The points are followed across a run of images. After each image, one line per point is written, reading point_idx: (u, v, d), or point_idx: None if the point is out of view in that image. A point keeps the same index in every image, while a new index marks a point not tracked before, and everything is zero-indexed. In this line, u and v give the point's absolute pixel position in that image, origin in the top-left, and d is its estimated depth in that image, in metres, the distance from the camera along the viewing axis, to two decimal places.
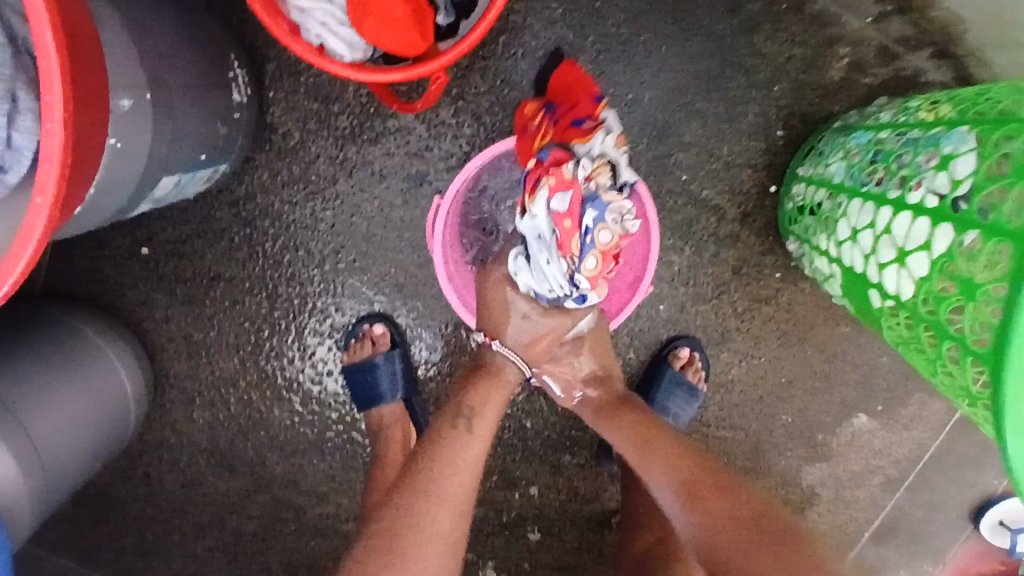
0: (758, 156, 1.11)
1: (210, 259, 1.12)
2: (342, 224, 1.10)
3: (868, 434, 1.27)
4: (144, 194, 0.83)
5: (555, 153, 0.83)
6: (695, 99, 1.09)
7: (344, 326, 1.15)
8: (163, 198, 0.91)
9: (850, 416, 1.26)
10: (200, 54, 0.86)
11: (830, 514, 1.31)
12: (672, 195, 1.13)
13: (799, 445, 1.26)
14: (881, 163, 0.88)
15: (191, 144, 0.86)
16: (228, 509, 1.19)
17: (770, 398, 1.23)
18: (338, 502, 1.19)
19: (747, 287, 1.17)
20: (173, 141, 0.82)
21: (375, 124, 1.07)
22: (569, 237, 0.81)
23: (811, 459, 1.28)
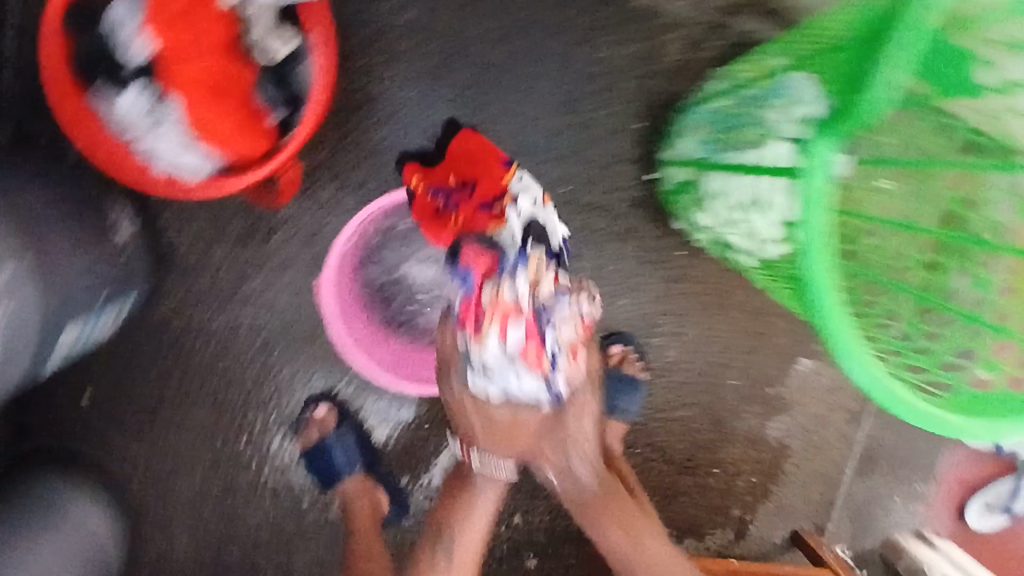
0: (627, 150, 1.17)
1: (149, 387, 1.16)
2: (263, 320, 1.15)
3: (816, 374, 1.31)
4: (51, 346, 0.88)
5: (481, 268, 0.84)
6: (553, 115, 1.15)
7: (292, 414, 1.19)
8: (73, 344, 0.97)
9: (794, 364, 1.30)
10: (72, 207, 0.91)
11: (807, 462, 1.34)
12: (560, 208, 1.18)
13: (755, 404, 1.30)
14: (727, 128, 0.95)
15: (86, 291, 0.91)
16: None
17: (713, 367, 1.27)
18: None
19: (656, 272, 1.22)
20: (66, 293, 0.86)
21: (264, 220, 1.12)
22: (538, 355, 0.87)
23: (771, 414, 1.31)
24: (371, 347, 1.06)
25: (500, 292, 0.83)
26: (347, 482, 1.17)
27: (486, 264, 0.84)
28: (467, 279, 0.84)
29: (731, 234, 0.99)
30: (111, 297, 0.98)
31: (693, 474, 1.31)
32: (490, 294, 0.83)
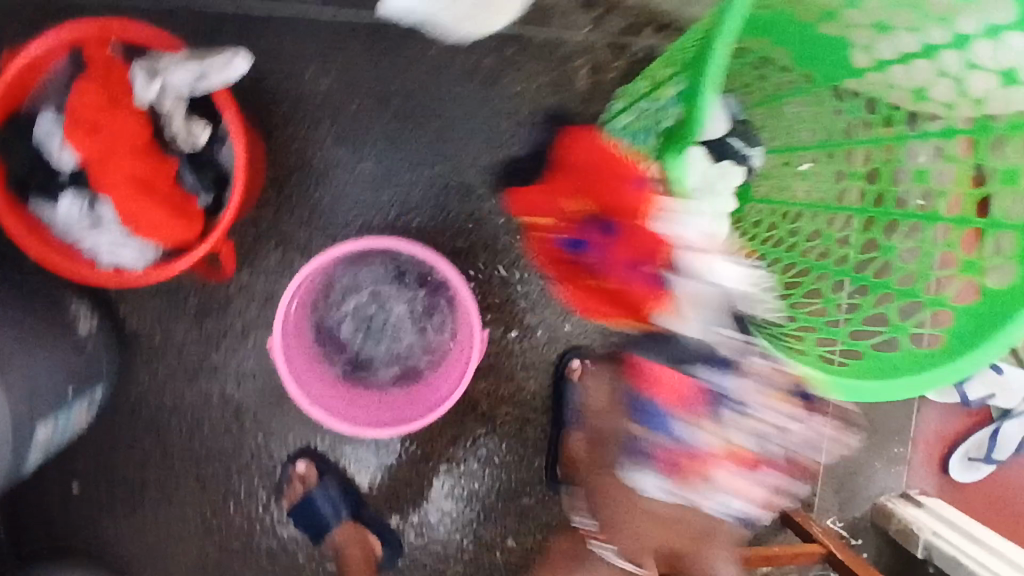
0: (554, 175, 1.22)
1: (133, 469, 1.20)
2: (233, 388, 1.19)
3: None
4: (28, 448, 0.92)
5: (665, 399, 1.08)
6: (479, 152, 1.20)
7: (275, 475, 1.23)
8: (51, 443, 1.00)
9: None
10: (30, 312, 0.96)
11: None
12: (500, 238, 1.23)
13: None
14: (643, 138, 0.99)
15: (54, 389, 0.95)
16: None
17: None
18: None
19: None
20: (34, 395, 0.90)
21: (219, 294, 1.17)
22: (715, 458, 1.08)
23: None
24: (334, 408, 1.00)
25: (686, 453, 1.08)
26: (336, 530, 1.22)
27: (671, 393, 1.09)
28: (670, 419, 1.07)
29: None
30: (81, 392, 1.02)
31: None
32: (704, 440, 1.07)
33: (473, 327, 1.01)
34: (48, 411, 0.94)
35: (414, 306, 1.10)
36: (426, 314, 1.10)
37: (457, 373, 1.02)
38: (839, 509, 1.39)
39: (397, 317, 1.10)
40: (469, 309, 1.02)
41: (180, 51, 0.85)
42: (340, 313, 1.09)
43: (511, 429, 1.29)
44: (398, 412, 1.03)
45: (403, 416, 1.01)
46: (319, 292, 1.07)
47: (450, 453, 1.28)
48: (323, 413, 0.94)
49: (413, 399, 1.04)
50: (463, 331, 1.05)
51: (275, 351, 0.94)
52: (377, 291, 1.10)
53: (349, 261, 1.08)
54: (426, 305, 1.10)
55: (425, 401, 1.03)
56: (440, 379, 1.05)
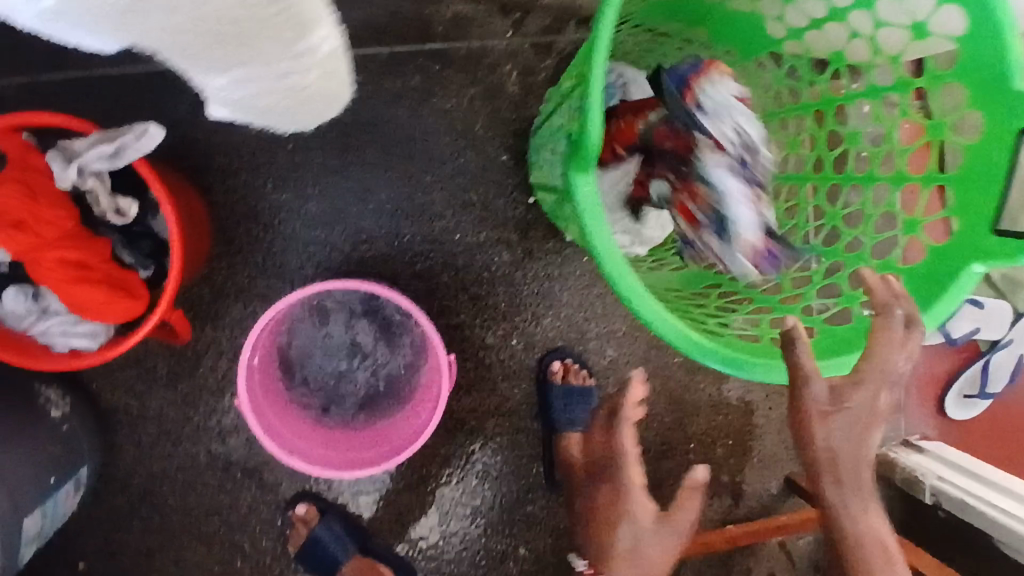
0: (501, 183, 1.22)
1: (132, 542, 1.20)
2: (218, 444, 1.20)
3: None
4: (18, 539, 0.93)
5: None
6: (424, 172, 1.21)
7: (275, 523, 1.23)
8: (43, 531, 1.01)
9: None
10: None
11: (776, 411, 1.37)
12: (458, 254, 1.23)
13: (708, 372, 1.33)
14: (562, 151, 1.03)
15: (33, 479, 0.95)
16: None
17: (656, 351, 1.30)
18: None
19: (568, 283, 1.26)
20: (13, 490, 0.91)
21: (189, 355, 1.17)
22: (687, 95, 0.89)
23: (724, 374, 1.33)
24: (313, 457, 0.99)
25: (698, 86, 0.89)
26: (347, 565, 1.21)
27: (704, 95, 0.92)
28: None
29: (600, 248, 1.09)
30: (62, 476, 1.02)
31: (672, 456, 1.33)
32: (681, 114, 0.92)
33: (437, 355, 1.02)
34: (31, 500, 0.95)
35: (379, 343, 1.12)
36: (392, 351, 1.12)
37: (429, 400, 1.02)
38: None
39: (365, 360, 1.12)
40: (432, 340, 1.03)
41: (93, 132, 0.87)
42: (309, 363, 1.11)
43: (503, 439, 1.29)
44: (380, 450, 1.03)
45: (385, 453, 1.02)
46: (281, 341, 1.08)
47: (445, 470, 1.28)
48: (302, 463, 0.93)
49: (392, 434, 1.05)
50: (430, 362, 1.06)
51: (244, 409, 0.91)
52: (340, 335, 1.11)
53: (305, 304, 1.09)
54: (392, 343, 1.12)
55: (403, 433, 1.03)
56: (416, 409, 1.06)
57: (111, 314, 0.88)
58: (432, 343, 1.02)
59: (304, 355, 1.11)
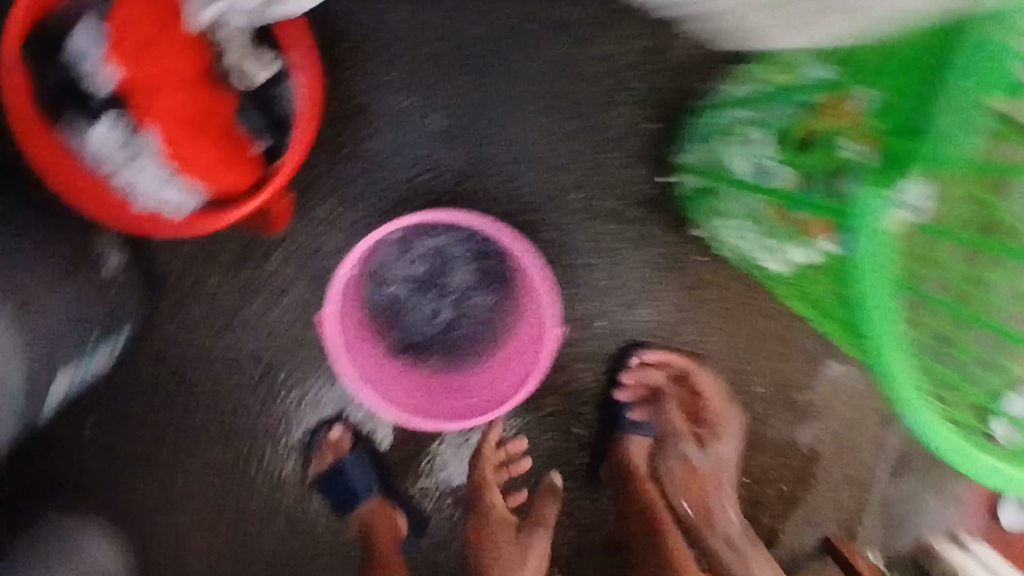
0: (638, 152, 1.09)
1: (149, 418, 1.12)
2: (265, 343, 1.11)
3: (845, 379, 1.26)
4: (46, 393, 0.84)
5: None
6: (561, 117, 1.08)
7: (302, 439, 1.15)
8: (70, 387, 0.92)
9: (815, 368, 1.24)
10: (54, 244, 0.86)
11: (836, 466, 1.30)
12: (570, 216, 1.10)
13: (782, 410, 1.26)
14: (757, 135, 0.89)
15: (75, 333, 0.85)
16: None
17: (738, 375, 1.22)
18: None
19: (675, 278, 1.15)
20: (54, 341, 0.82)
21: (260, 241, 1.07)
22: None
23: (799, 420, 1.27)
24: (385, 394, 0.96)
25: None
26: (364, 504, 1.14)
27: None
28: None
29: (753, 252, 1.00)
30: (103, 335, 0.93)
31: None
32: None
33: (536, 323, 0.97)
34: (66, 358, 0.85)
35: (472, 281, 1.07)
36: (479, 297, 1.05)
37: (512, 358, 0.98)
38: (883, 542, 1.31)
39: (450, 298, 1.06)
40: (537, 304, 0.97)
41: None
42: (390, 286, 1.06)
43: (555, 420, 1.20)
44: (462, 403, 0.99)
45: (468, 408, 0.98)
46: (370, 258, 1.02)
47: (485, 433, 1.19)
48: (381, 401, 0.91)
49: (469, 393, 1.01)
50: (524, 324, 1.00)
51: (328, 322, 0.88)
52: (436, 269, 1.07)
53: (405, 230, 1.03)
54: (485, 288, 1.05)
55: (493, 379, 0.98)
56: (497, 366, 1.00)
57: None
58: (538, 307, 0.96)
59: (392, 280, 1.06)
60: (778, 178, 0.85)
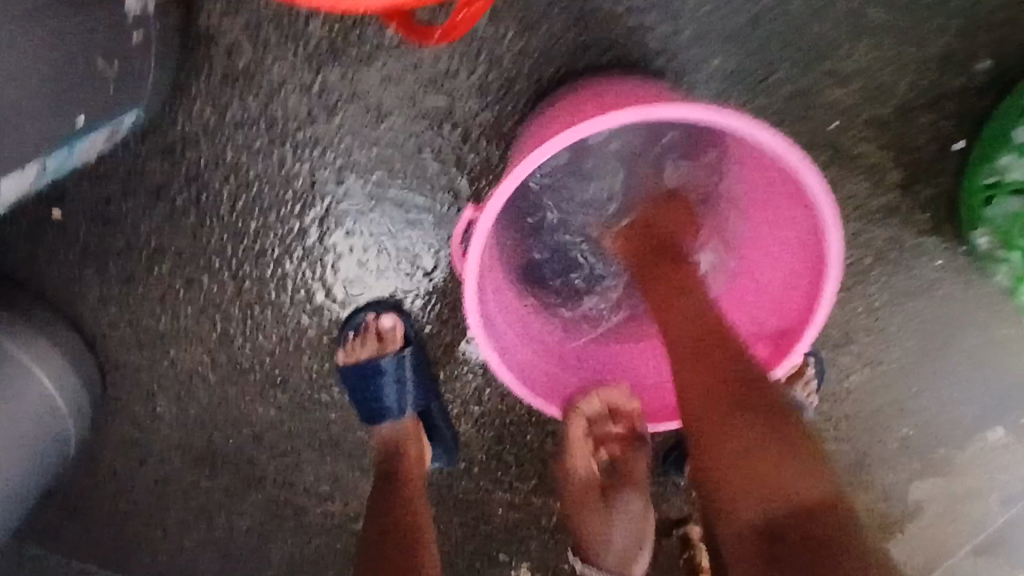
0: (946, 91, 0.73)
1: (146, 226, 0.82)
2: (328, 178, 0.78)
3: (1004, 451, 0.91)
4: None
5: None
6: (868, 1, 0.71)
7: (339, 313, 0.86)
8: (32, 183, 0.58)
9: (980, 432, 0.91)
10: None
11: (932, 533, 0.96)
12: (811, 150, 0.75)
13: (915, 460, 0.93)
14: None
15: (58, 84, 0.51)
16: (213, 507, 0.97)
17: (892, 409, 0.91)
18: (345, 501, 0.96)
19: (893, 276, 0.83)
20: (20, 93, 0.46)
21: (368, 36, 0.72)
22: None
23: (925, 474, 0.93)
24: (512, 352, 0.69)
25: None
26: (391, 425, 0.82)
27: None
28: None
29: None
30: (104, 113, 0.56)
31: None
32: None
33: (779, 305, 0.68)
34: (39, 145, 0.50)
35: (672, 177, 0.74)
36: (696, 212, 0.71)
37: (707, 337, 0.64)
38: None
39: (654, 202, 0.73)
40: (799, 273, 0.66)
41: None
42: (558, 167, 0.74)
43: None
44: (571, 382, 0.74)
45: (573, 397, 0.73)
46: (558, 103, 0.70)
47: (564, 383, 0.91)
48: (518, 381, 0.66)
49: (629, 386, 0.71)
50: (752, 290, 0.71)
51: (481, 226, 0.56)
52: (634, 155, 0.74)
53: (616, 87, 0.68)
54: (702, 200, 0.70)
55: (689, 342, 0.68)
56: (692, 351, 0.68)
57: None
58: (801, 283, 0.65)
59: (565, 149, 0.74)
60: None
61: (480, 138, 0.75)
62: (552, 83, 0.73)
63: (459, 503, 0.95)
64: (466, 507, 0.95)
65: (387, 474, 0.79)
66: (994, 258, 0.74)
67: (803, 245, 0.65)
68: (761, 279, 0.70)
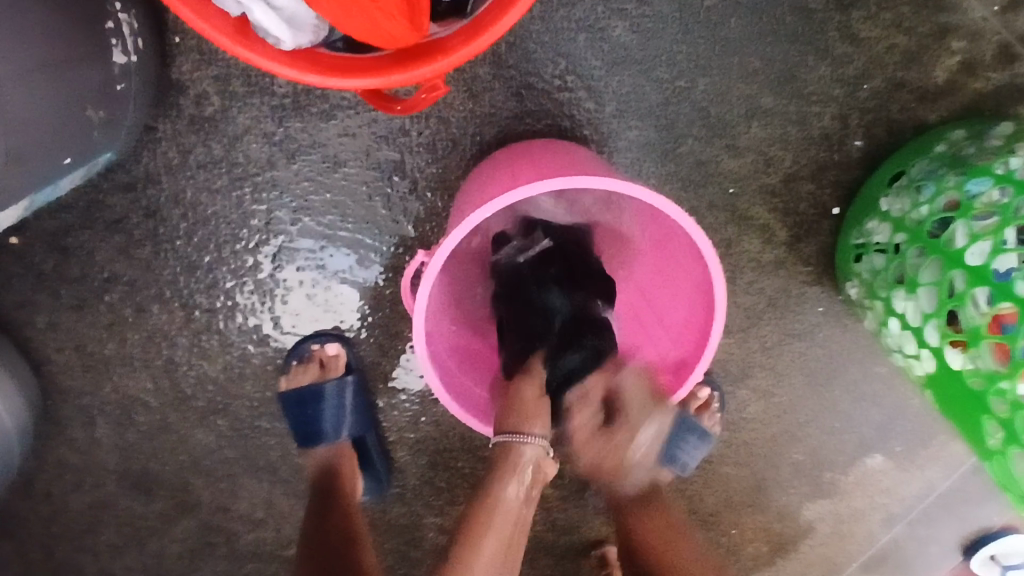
0: (825, 168, 0.87)
1: (101, 255, 0.86)
2: (283, 216, 0.84)
3: (880, 475, 1.05)
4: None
5: None
6: (763, 90, 0.84)
7: (286, 343, 0.90)
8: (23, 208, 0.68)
9: (862, 458, 1.04)
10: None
11: (824, 547, 1.08)
12: (713, 211, 0.88)
13: (803, 482, 1.05)
14: (966, 208, 0.71)
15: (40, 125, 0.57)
16: (145, 533, 0.98)
17: (784, 436, 1.03)
18: (279, 526, 0.98)
19: (783, 320, 0.95)
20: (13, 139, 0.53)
21: (328, 92, 0.80)
22: None
23: (814, 495, 1.06)
24: (439, 362, 0.78)
25: None
26: (329, 447, 0.88)
27: None
28: None
29: (897, 332, 0.79)
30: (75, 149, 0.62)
31: (708, 528, 1.07)
32: None
33: (676, 338, 0.80)
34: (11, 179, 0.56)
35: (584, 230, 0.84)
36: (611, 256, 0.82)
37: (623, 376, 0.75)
38: None
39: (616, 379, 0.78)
40: (693, 314, 0.78)
41: None
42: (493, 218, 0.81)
43: None
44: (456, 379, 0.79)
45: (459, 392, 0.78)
46: (498, 162, 0.79)
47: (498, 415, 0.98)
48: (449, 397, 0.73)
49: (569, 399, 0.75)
50: (655, 328, 0.82)
51: (427, 278, 0.65)
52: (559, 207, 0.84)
53: (548, 152, 0.78)
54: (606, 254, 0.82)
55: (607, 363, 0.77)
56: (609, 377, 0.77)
57: (354, 28, 0.49)
58: (694, 327, 0.78)
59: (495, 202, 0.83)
60: (964, 258, 0.69)
61: (426, 187, 0.83)
62: (493, 142, 0.82)
63: (392, 526, 1.00)
64: (398, 530, 1.00)
65: (326, 492, 0.85)
66: (864, 306, 0.86)
67: (697, 299, 0.77)
68: (659, 318, 0.82)
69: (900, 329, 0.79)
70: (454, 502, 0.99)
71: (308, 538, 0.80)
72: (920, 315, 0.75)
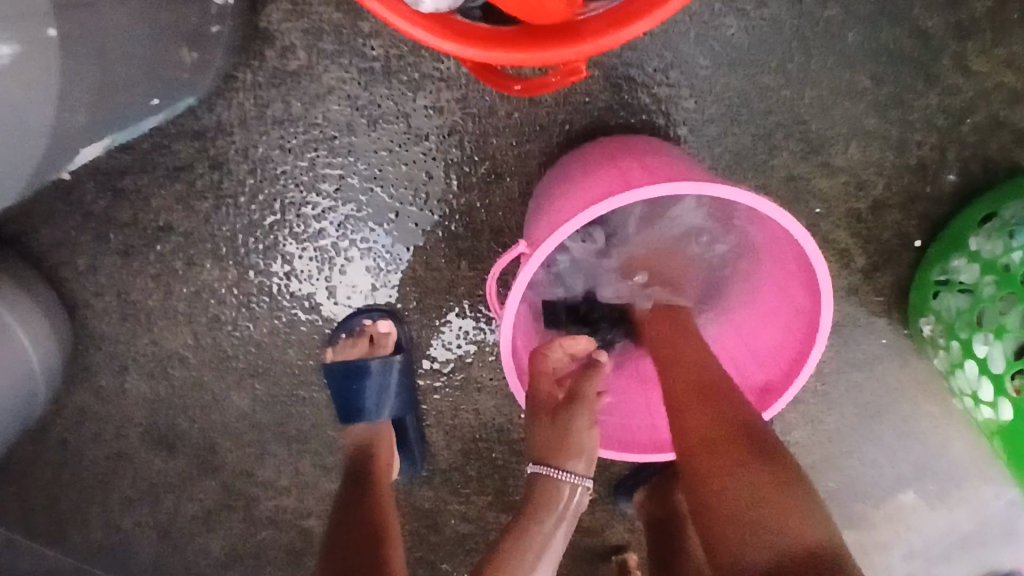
0: (915, 198, 0.83)
1: (159, 202, 0.84)
2: (351, 182, 0.82)
3: (912, 516, 0.98)
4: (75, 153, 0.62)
5: None
6: (863, 112, 0.80)
7: (336, 313, 0.87)
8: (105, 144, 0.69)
9: (896, 494, 0.98)
10: None
11: None
12: None
13: (833, 509, 0.99)
14: None
15: (132, 56, 0.57)
16: (163, 488, 0.95)
17: (823, 466, 0.98)
18: (299, 498, 0.95)
19: (844, 348, 0.92)
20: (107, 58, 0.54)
21: (415, 61, 0.78)
22: None
23: (843, 524, 0.99)
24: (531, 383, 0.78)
25: None
26: (367, 425, 0.84)
27: None
28: None
29: (971, 376, 0.77)
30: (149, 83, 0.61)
31: None
32: None
33: (762, 362, 0.77)
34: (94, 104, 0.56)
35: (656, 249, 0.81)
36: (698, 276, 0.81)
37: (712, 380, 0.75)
38: None
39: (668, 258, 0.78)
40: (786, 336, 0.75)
41: None
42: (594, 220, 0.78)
43: None
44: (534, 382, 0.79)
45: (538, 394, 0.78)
46: (587, 153, 0.75)
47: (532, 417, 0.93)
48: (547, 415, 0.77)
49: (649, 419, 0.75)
50: (739, 350, 0.79)
51: (523, 277, 0.63)
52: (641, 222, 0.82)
53: (630, 149, 0.74)
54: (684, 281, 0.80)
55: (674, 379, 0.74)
56: None
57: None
58: (788, 352, 0.74)
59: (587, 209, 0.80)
60: None
61: (503, 171, 0.80)
62: (582, 132, 0.80)
63: (414, 511, 0.96)
64: (420, 513, 0.97)
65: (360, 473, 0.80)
66: (936, 344, 0.81)
67: (789, 322, 0.74)
68: (748, 337, 0.78)
69: (977, 373, 0.76)
70: (479, 491, 0.95)
71: (345, 506, 0.76)
72: (1003, 363, 0.72)
